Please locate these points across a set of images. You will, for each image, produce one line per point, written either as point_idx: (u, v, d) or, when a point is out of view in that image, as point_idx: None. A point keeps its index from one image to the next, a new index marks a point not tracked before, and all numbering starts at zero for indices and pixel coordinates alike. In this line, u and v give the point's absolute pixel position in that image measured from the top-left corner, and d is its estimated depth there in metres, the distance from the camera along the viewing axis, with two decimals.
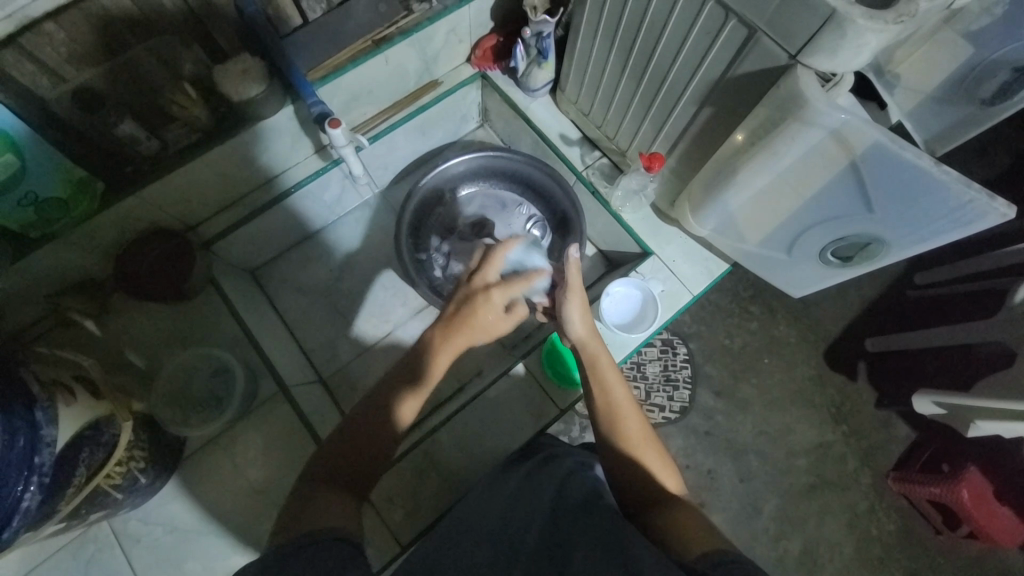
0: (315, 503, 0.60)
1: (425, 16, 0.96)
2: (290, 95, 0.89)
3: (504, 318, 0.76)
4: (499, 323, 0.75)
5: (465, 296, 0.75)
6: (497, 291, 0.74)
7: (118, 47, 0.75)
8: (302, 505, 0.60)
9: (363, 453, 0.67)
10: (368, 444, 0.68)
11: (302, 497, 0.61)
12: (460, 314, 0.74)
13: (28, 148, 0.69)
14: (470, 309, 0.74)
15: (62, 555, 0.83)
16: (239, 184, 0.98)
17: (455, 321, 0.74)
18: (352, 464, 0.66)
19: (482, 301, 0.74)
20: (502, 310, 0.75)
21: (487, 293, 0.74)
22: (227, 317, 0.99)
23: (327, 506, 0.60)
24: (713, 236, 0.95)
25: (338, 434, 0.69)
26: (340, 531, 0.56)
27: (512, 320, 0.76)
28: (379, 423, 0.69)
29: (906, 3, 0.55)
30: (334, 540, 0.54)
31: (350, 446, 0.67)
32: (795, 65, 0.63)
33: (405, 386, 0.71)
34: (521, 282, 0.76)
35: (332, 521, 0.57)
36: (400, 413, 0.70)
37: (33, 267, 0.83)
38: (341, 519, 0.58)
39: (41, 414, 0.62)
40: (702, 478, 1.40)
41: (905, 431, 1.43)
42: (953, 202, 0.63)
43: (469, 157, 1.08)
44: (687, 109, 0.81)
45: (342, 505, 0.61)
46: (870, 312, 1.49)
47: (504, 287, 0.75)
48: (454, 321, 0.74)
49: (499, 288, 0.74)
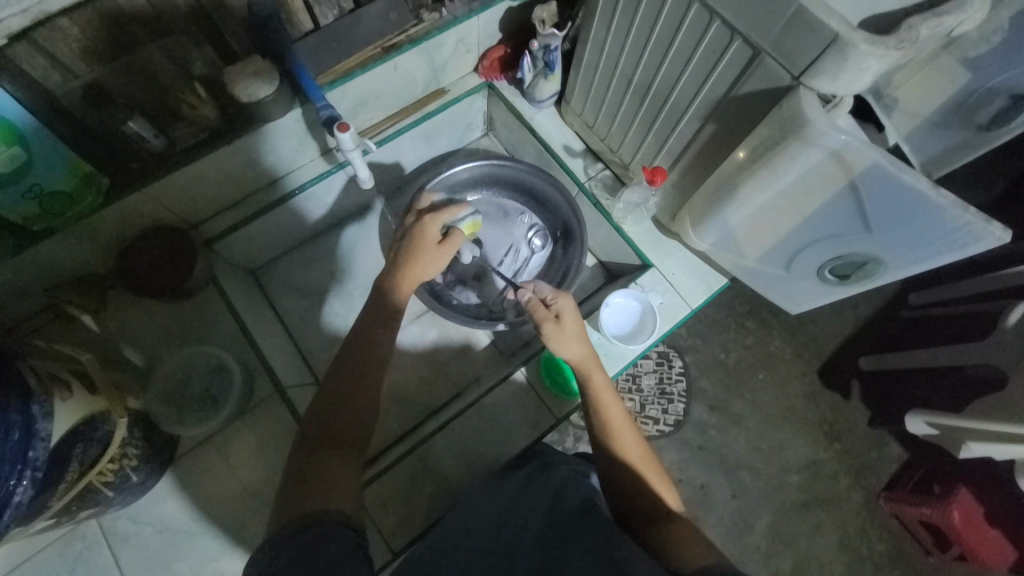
0: (312, 475, 0.61)
1: (435, 25, 0.98)
2: (299, 97, 0.90)
3: (445, 245, 0.86)
4: (443, 251, 0.86)
5: (408, 231, 0.86)
6: (431, 220, 0.86)
7: (130, 45, 0.75)
8: (300, 479, 0.61)
9: (348, 421, 0.68)
10: (351, 421, 0.68)
11: (299, 473, 0.61)
12: (406, 248, 0.84)
13: (35, 139, 0.69)
14: (414, 239, 0.85)
15: (49, 552, 0.82)
16: (245, 183, 0.98)
17: (406, 253, 0.84)
18: (338, 432, 0.67)
19: (418, 230, 0.85)
20: (439, 239, 0.86)
21: (423, 224, 0.86)
22: (226, 316, 0.98)
23: (326, 478, 0.61)
24: (713, 251, 0.96)
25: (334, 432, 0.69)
26: (341, 517, 0.57)
27: (452, 246, 0.86)
28: (368, 413, 0.70)
29: (906, 30, 0.56)
30: (333, 528, 0.55)
31: (336, 425, 0.67)
32: (798, 86, 0.64)
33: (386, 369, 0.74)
34: (449, 211, 0.89)
35: (326, 504, 0.57)
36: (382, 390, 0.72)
37: (32, 260, 0.82)
38: (339, 500, 0.59)
39: (36, 408, 0.62)
40: (695, 492, 1.40)
41: (898, 451, 1.43)
42: (951, 225, 0.64)
43: (474, 164, 1.09)
44: (690, 125, 0.83)
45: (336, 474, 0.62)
46: (865, 330, 1.51)
47: (433, 215, 0.87)
48: (400, 257, 0.83)
49: (430, 218, 0.86)
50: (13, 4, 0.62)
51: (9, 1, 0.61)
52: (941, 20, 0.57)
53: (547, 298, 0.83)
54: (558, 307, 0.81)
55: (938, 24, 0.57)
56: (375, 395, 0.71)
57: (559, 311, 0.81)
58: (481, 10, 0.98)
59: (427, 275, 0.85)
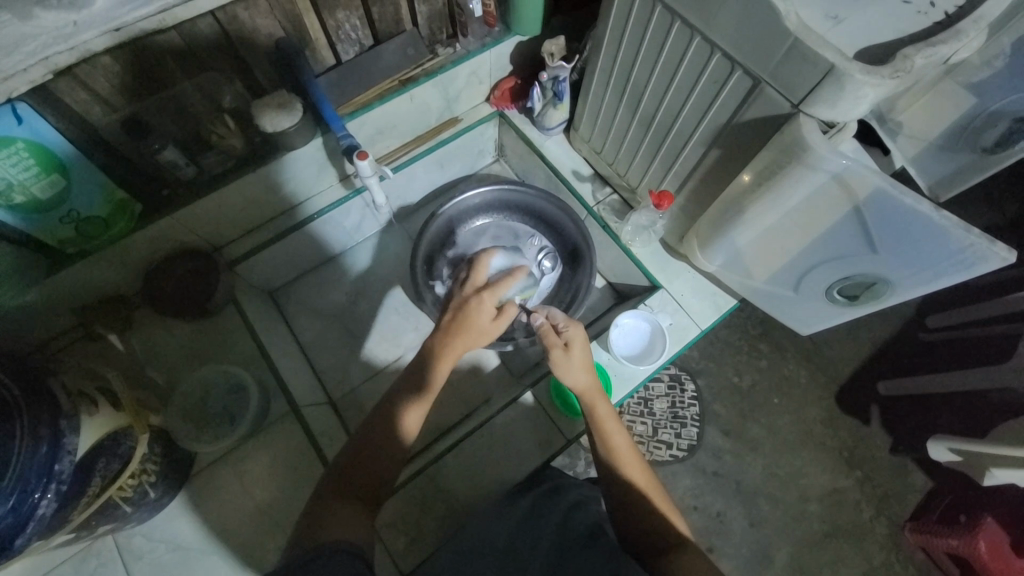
0: (336, 510, 0.62)
1: (448, 60, 1.04)
2: (319, 127, 0.95)
3: (497, 321, 0.80)
4: (495, 326, 0.80)
5: (461, 301, 0.81)
6: (486, 295, 0.80)
7: (165, 81, 0.80)
8: (331, 514, 0.62)
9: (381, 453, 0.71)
10: (376, 454, 0.70)
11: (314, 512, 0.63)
12: (455, 321, 0.79)
13: (74, 166, 0.74)
14: (466, 312, 0.79)
15: (66, 568, 0.83)
16: (267, 209, 1.03)
17: (456, 327, 0.79)
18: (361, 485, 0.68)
19: (473, 306, 0.79)
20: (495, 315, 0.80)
21: (479, 298, 0.80)
22: (246, 335, 1.02)
23: (348, 517, 0.62)
24: (722, 271, 0.98)
25: (348, 454, 0.70)
26: (353, 544, 0.56)
27: (504, 323, 0.81)
28: (388, 434, 0.72)
29: (901, 60, 0.59)
30: (341, 552, 0.54)
31: (367, 470, 0.69)
32: (798, 114, 0.66)
33: (412, 392, 0.75)
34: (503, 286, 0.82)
35: (342, 534, 0.58)
36: (404, 420, 0.73)
37: (67, 281, 0.87)
38: (348, 528, 0.60)
39: (64, 424, 0.64)
40: (711, 520, 1.37)
41: (922, 480, 1.39)
42: (955, 246, 0.64)
43: (485, 190, 1.13)
44: (695, 151, 0.85)
45: (353, 516, 0.63)
46: (882, 353, 1.48)
47: (494, 289, 0.80)
48: (452, 329, 0.79)
49: (487, 293, 0.80)
50: (60, 42, 0.64)
51: (57, 40, 0.64)
52: (936, 49, 0.60)
53: (560, 326, 0.84)
54: (569, 335, 0.82)
55: (933, 53, 0.60)
56: (393, 424, 0.73)
57: (569, 339, 0.81)
58: (493, 44, 1.05)
59: (475, 347, 0.81)
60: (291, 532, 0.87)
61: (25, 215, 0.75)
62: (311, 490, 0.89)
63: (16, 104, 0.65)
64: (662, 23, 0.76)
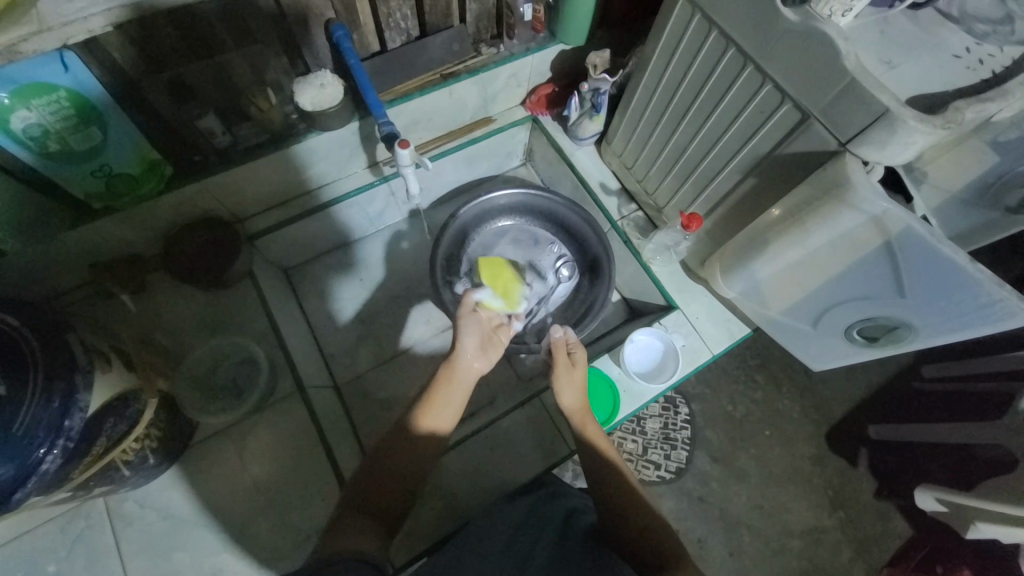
0: (346, 532, 0.61)
1: (492, 59, 1.04)
2: (359, 110, 0.95)
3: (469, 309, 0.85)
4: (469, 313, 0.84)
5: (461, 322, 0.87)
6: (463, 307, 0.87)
7: (216, 47, 0.79)
8: (341, 529, 0.61)
9: (399, 452, 0.71)
10: (398, 459, 0.70)
11: (340, 526, 0.62)
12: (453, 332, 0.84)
13: (111, 120, 0.73)
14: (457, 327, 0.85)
15: (50, 527, 0.81)
16: (295, 186, 1.03)
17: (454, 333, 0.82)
18: (385, 494, 0.68)
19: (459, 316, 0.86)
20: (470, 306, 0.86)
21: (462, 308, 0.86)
22: (258, 311, 1.00)
23: (358, 534, 0.60)
24: (739, 299, 0.98)
25: (363, 467, 0.70)
26: (364, 554, 0.53)
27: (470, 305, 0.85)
28: (408, 435, 0.72)
29: (952, 112, 0.60)
30: (359, 563, 0.50)
31: (385, 468, 0.69)
32: (843, 152, 0.67)
33: (442, 386, 0.76)
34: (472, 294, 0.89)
35: (357, 544, 0.57)
36: (428, 407, 0.74)
37: (89, 236, 0.86)
38: (364, 543, 0.58)
39: (79, 379, 0.62)
40: (692, 545, 1.36)
41: (903, 526, 1.39)
42: (985, 298, 0.65)
43: (512, 192, 1.13)
44: (730, 177, 0.86)
45: (366, 526, 0.62)
46: (876, 396, 1.49)
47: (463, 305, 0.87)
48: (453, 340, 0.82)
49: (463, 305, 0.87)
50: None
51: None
52: (986, 106, 0.61)
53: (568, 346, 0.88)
54: (575, 356, 0.87)
55: (983, 109, 0.61)
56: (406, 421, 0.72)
57: (576, 360, 0.87)
58: (537, 49, 1.05)
59: (470, 347, 0.80)
60: (283, 514, 0.86)
61: (55, 166, 0.74)
62: (307, 473, 0.88)
63: (64, 52, 0.63)
64: (716, 48, 0.77)
